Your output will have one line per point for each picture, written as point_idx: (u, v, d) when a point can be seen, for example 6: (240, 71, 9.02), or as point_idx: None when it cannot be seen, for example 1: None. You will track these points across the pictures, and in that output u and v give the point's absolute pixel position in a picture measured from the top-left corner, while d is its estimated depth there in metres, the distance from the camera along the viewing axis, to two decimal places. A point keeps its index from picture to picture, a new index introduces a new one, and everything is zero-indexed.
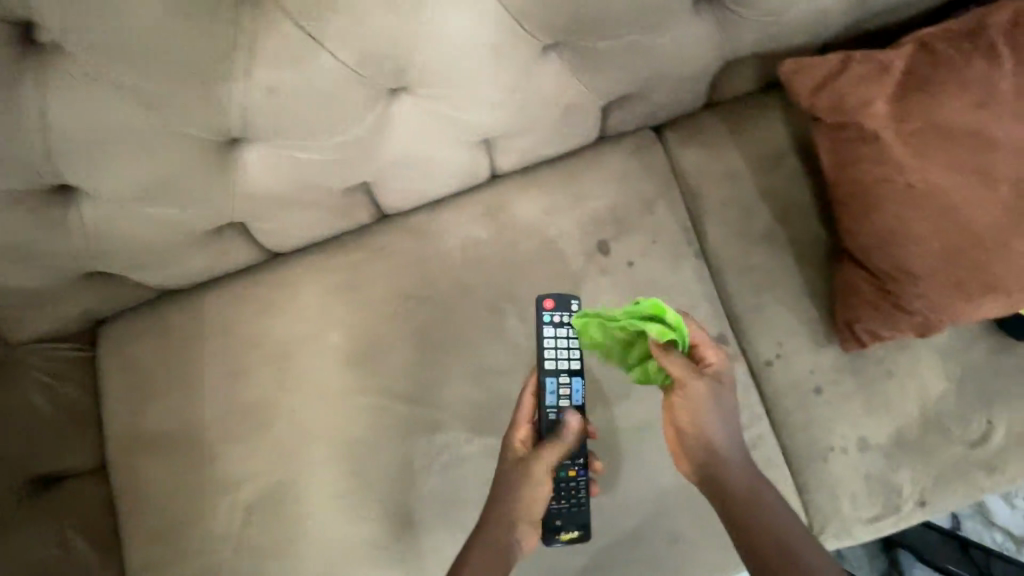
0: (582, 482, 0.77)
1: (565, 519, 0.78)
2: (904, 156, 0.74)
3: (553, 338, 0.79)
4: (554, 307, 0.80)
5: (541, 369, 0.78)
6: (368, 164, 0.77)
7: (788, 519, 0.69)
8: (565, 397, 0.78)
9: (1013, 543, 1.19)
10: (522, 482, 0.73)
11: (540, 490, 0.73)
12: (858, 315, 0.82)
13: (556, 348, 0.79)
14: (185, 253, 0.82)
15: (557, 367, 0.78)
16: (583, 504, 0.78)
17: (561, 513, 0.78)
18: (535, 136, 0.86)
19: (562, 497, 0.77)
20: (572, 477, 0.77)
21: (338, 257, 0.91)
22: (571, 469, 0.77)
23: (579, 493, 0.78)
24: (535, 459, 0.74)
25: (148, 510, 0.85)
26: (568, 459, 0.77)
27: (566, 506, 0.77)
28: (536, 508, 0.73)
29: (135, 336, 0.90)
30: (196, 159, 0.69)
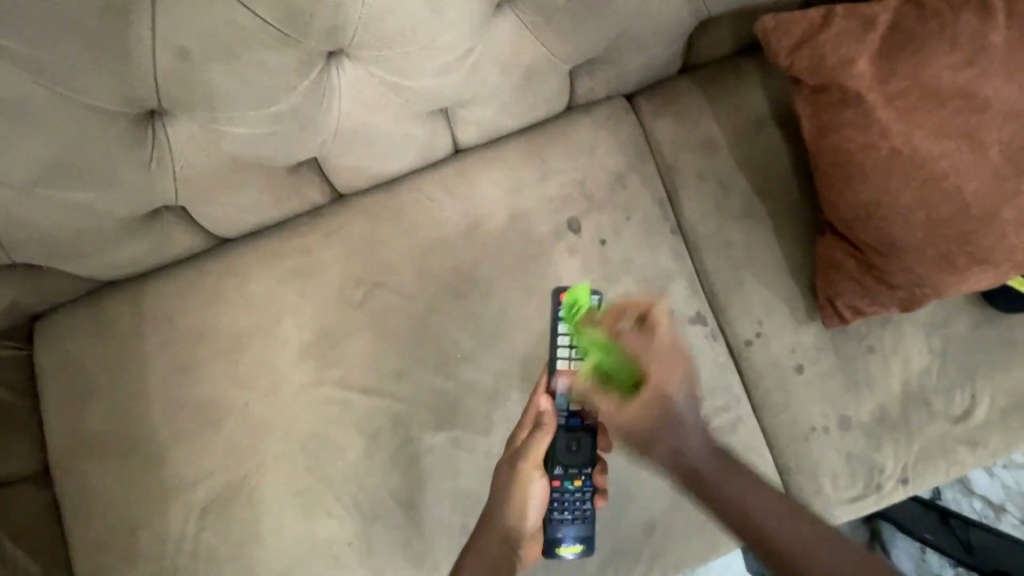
0: (587, 492, 0.73)
1: (569, 532, 0.73)
2: (889, 120, 0.69)
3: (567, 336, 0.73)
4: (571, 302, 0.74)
5: (553, 370, 0.73)
6: (312, 138, 0.71)
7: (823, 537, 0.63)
8: (578, 402, 0.73)
9: (991, 510, 1.18)
10: (512, 483, 0.72)
11: (534, 490, 0.72)
12: (840, 292, 0.78)
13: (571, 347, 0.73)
14: (116, 241, 0.75)
15: (570, 370, 0.73)
16: (588, 517, 0.74)
17: (565, 525, 0.73)
18: (496, 105, 0.80)
19: (565, 507, 0.73)
20: (578, 487, 0.73)
21: (290, 241, 0.85)
22: (577, 478, 0.73)
23: (584, 504, 0.74)
24: (526, 461, 0.71)
25: (94, 515, 0.80)
26: (574, 468, 0.73)
27: (570, 517, 0.73)
28: (531, 511, 0.72)
29: (72, 332, 0.83)
30: (114, 136, 0.62)
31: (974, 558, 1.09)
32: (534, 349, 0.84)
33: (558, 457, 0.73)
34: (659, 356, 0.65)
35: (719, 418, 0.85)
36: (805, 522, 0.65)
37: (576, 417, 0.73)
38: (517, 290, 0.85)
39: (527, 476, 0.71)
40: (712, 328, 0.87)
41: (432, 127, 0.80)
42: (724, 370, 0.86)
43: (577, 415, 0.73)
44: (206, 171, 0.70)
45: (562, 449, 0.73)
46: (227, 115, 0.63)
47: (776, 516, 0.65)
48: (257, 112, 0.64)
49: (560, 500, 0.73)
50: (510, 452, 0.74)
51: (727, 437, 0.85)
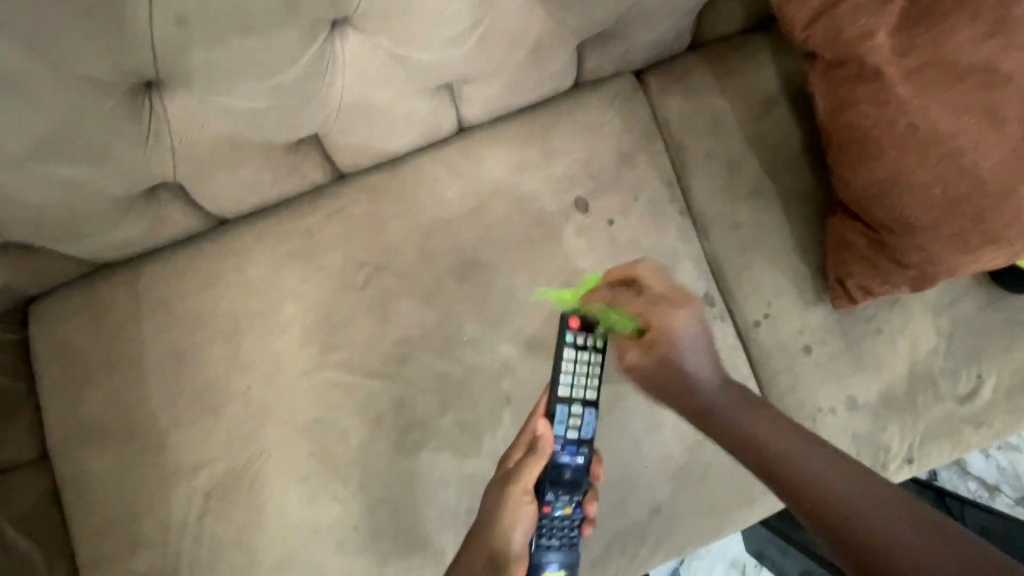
0: (575, 520, 0.72)
1: (556, 560, 0.71)
2: (907, 94, 0.67)
3: (571, 362, 0.71)
4: (579, 328, 0.72)
5: (554, 395, 0.72)
6: (315, 113, 0.69)
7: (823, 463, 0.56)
8: (575, 428, 0.71)
9: (985, 491, 1.20)
10: (502, 505, 0.69)
11: (521, 516, 0.68)
12: (850, 272, 0.79)
13: (574, 374, 0.72)
14: (111, 221, 0.73)
15: (570, 396, 0.71)
16: (575, 545, 0.72)
17: (552, 552, 0.71)
18: (502, 81, 0.78)
19: (552, 535, 0.71)
20: (568, 514, 0.72)
21: (289, 222, 0.83)
22: (567, 506, 0.71)
23: (571, 532, 0.72)
24: (517, 483, 0.69)
25: (95, 502, 0.79)
26: (566, 495, 0.71)
27: (557, 544, 0.71)
28: (516, 538, 0.68)
29: (67, 317, 0.81)
30: (108, 110, 0.60)
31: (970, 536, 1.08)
32: (541, 332, 0.83)
33: (550, 484, 0.71)
34: (664, 299, 0.66)
35: None
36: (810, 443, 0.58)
37: (573, 444, 0.72)
38: (524, 272, 0.84)
39: (518, 501, 0.69)
40: (720, 309, 0.86)
41: (436, 104, 0.77)
42: (733, 352, 0.86)
43: (574, 442, 0.72)
44: (203, 148, 0.68)
45: (554, 475, 0.71)
46: (227, 88, 0.61)
47: (787, 442, 0.58)
48: (258, 85, 0.62)
49: (546, 529, 0.71)
50: (500, 474, 0.72)
51: None
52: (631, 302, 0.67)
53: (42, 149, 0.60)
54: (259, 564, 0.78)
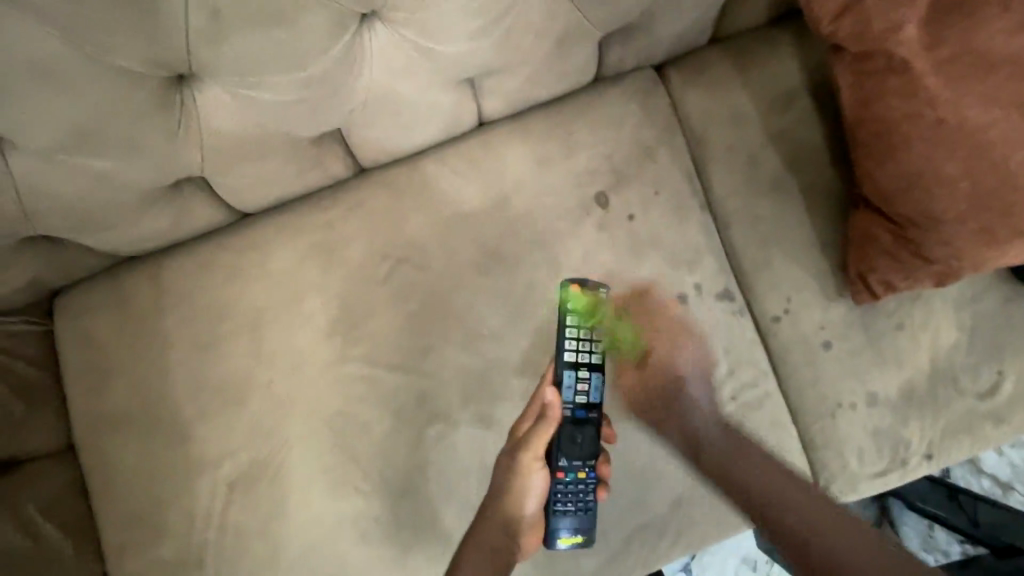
0: (590, 483, 0.75)
1: (571, 524, 0.74)
2: (935, 87, 0.67)
3: (575, 327, 0.75)
4: (579, 295, 0.77)
5: (561, 361, 0.74)
6: (341, 106, 0.69)
7: (778, 482, 0.78)
8: (583, 394, 0.74)
9: (999, 488, 1.19)
10: (513, 475, 0.75)
11: (533, 482, 0.75)
12: (873, 266, 0.78)
13: (579, 339, 0.75)
14: (139, 213, 0.74)
15: (577, 361, 0.74)
16: (590, 508, 0.75)
17: (568, 516, 0.74)
18: (525, 75, 0.78)
19: (568, 499, 0.74)
20: (582, 478, 0.75)
21: (311, 216, 0.84)
22: (581, 470, 0.75)
23: (586, 496, 0.75)
24: (526, 451, 0.74)
25: (121, 492, 0.80)
26: (578, 460, 0.75)
27: (573, 508, 0.74)
28: (528, 502, 0.75)
29: (92, 308, 0.82)
30: (139, 102, 0.60)
31: (980, 530, 1.06)
32: None
33: (562, 449, 0.74)
34: (670, 341, 0.84)
35: (745, 394, 0.85)
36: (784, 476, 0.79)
37: (582, 409, 0.74)
38: (545, 267, 0.84)
39: (528, 469, 0.74)
40: (739, 304, 0.86)
41: (459, 97, 0.78)
42: (753, 346, 0.86)
43: (584, 407, 0.75)
44: (230, 140, 0.68)
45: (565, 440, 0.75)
46: (256, 78, 0.61)
47: (773, 479, 0.79)
48: (288, 77, 0.62)
49: (561, 493, 0.74)
50: (511, 441, 0.77)
51: (753, 413, 0.85)
52: (648, 337, 0.84)
53: (75, 141, 0.61)
54: (282, 555, 0.79)
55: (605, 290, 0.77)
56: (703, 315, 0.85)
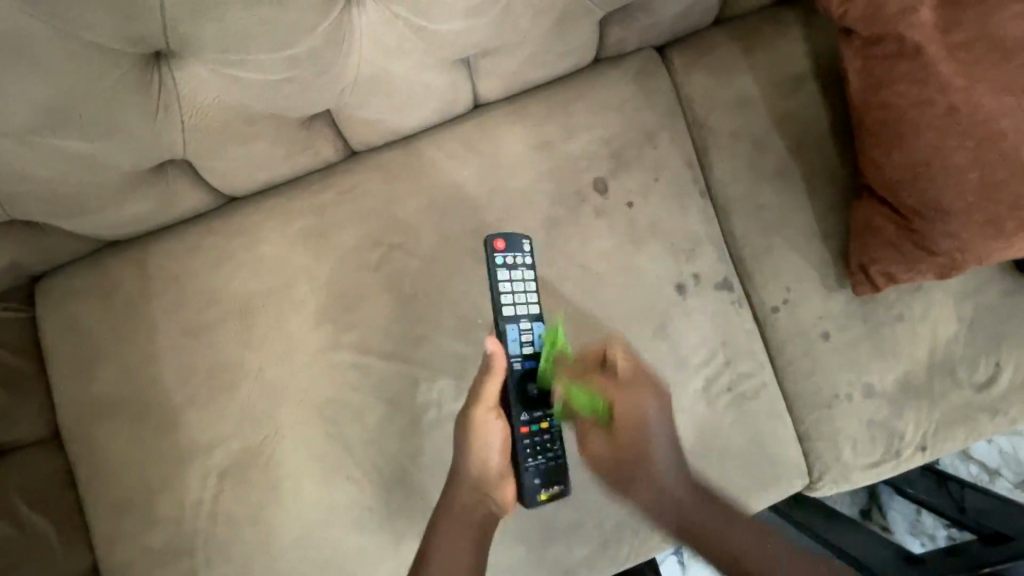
0: (557, 431, 0.73)
1: (544, 475, 0.72)
2: (948, 73, 0.66)
3: (508, 282, 0.73)
4: (506, 248, 0.74)
5: (500, 317, 0.72)
6: (329, 87, 0.66)
7: (746, 537, 0.71)
8: (529, 343, 0.73)
9: (986, 475, 1.20)
10: (469, 438, 0.72)
11: (491, 435, 0.72)
12: (876, 257, 0.77)
13: (513, 289, 0.73)
14: (121, 196, 0.71)
15: (516, 313, 0.72)
16: (559, 456, 0.73)
17: (539, 469, 0.72)
18: (523, 55, 0.75)
19: (540, 453, 0.72)
20: (546, 428, 0.73)
21: (301, 200, 0.81)
22: (544, 418, 0.73)
23: (554, 445, 0.73)
24: (477, 407, 0.72)
25: (110, 480, 0.78)
26: (538, 411, 0.72)
27: (545, 461, 0.72)
28: (491, 457, 0.73)
29: (76, 293, 0.80)
30: (115, 78, 0.57)
31: (964, 516, 1.04)
32: (556, 314, 0.82)
33: (520, 404, 0.72)
34: (628, 380, 0.73)
35: (742, 384, 0.84)
36: (763, 540, 0.72)
37: (532, 359, 0.73)
38: (542, 254, 0.82)
39: (484, 422, 0.72)
40: (739, 294, 0.85)
41: (453, 78, 0.75)
42: (751, 337, 0.85)
43: (532, 357, 0.73)
44: (213, 121, 0.65)
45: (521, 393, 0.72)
46: (239, 55, 0.58)
47: (754, 536, 0.72)
48: (274, 54, 0.59)
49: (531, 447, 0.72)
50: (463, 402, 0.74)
51: (749, 403, 0.84)
52: (601, 382, 0.73)
53: (46, 121, 0.58)
54: (275, 544, 0.78)
55: (530, 241, 0.75)
56: (702, 304, 0.84)
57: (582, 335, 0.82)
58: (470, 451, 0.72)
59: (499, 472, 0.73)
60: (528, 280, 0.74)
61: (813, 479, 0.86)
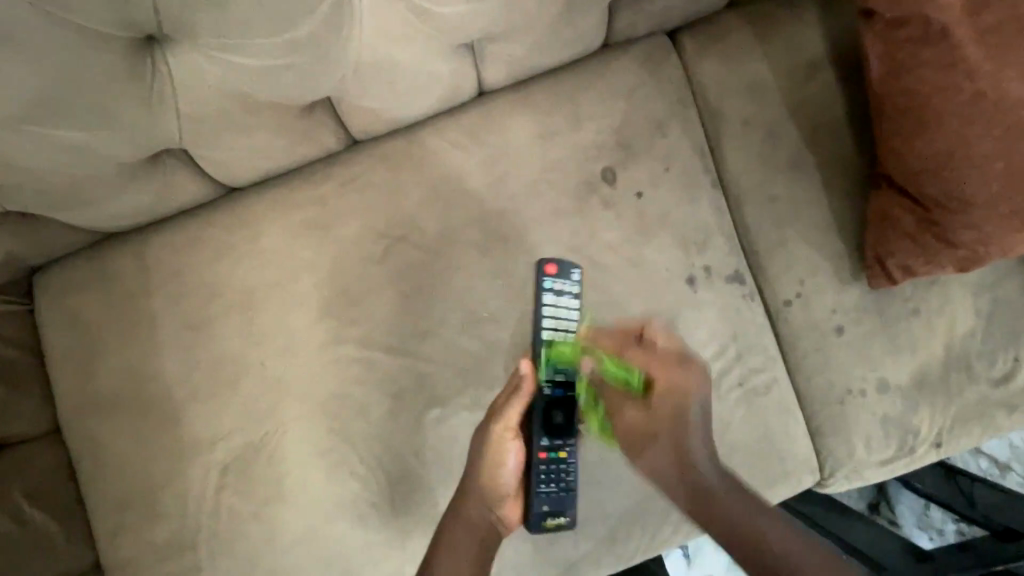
0: (572, 463, 0.74)
1: (552, 504, 0.73)
2: (978, 59, 0.64)
3: (551, 307, 0.77)
4: (556, 274, 0.77)
5: (539, 336, 0.77)
6: (330, 74, 0.64)
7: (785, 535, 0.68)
8: (560, 372, 0.74)
9: (997, 469, 1.18)
10: (485, 447, 0.71)
11: (510, 456, 0.72)
12: (893, 250, 0.75)
13: (556, 315, 0.77)
14: (118, 188, 0.69)
15: (554, 336, 0.77)
16: (571, 488, 0.74)
17: (547, 497, 0.73)
18: (529, 40, 0.73)
19: (552, 481, 0.73)
20: (562, 457, 0.74)
21: (301, 191, 0.79)
22: (563, 449, 0.74)
23: (568, 476, 0.74)
24: (497, 424, 0.71)
25: (111, 475, 0.78)
26: (559, 439, 0.74)
27: (554, 490, 0.73)
28: (502, 475, 0.72)
29: (74, 286, 0.79)
30: (108, 67, 0.55)
31: (975, 510, 1.01)
32: None
33: (543, 430, 0.73)
34: (667, 360, 0.70)
35: (753, 379, 0.82)
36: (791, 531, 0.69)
37: (560, 388, 0.73)
38: (549, 245, 0.80)
39: (500, 440, 0.71)
40: (750, 288, 0.83)
41: (458, 65, 0.73)
42: (762, 331, 0.83)
43: (561, 385, 0.74)
44: (210, 107, 0.63)
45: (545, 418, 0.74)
46: (234, 41, 0.55)
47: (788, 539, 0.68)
48: (269, 40, 0.56)
49: (545, 474, 0.73)
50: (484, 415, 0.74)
51: (760, 399, 0.82)
52: (635, 356, 0.71)
53: (40, 112, 0.56)
54: (277, 540, 0.78)
55: (579, 270, 0.78)
56: (712, 297, 0.82)
57: (590, 329, 0.80)
58: (486, 466, 0.71)
59: (510, 490, 0.73)
60: (572, 308, 0.78)
61: (824, 476, 0.85)
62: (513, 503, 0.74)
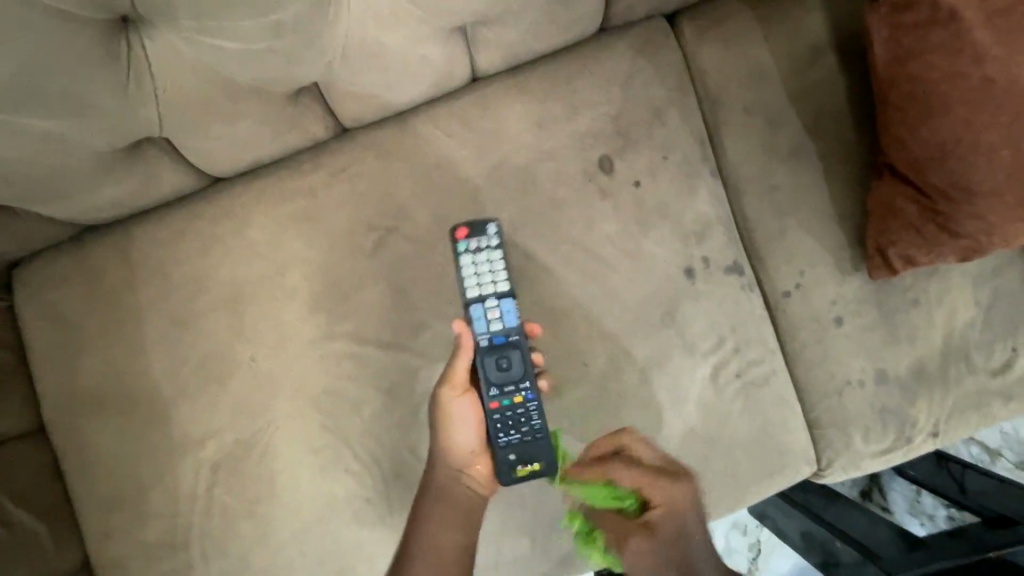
0: (532, 406, 0.66)
1: (519, 451, 0.66)
2: (985, 43, 0.62)
3: (471, 267, 0.69)
4: (469, 235, 0.70)
5: (465, 298, 0.69)
6: (317, 58, 0.61)
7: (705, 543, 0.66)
8: (497, 320, 0.68)
9: (988, 455, 1.18)
10: (437, 411, 0.69)
11: (463, 413, 0.68)
12: (895, 240, 0.74)
13: (477, 274, 0.69)
14: (95, 180, 0.66)
15: (481, 292, 0.69)
16: (537, 431, 0.66)
17: (513, 445, 0.66)
18: (524, 24, 0.70)
19: (512, 428, 0.66)
20: (519, 403, 0.66)
21: (289, 181, 0.77)
22: (517, 393, 0.67)
23: (531, 420, 0.66)
24: (443, 385, 0.69)
25: (99, 474, 0.76)
26: (510, 385, 0.67)
27: (517, 435, 0.66)
28: (460, 433, 0.69)
29: (56, 281, 0.76)
30: (83, 54, 0.52)
31: (967, 498, 1.01)
32: (559, 300, 0.78)
33: (488, 379, 0.66)
34: (662, 473, 0.67)
35: (751, 371, 0.81)
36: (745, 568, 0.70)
37: (500, 335, 0.68)
38: (544, 237, 0.78)
39: (446, 400, 0.68)
40: (749, 279, 0.81)
41: (451, 50, 0.70)
42: (762, 322, 0.81)
43: (502, 333, 0.68)
44: (191, 95, 0.61)
45: (489, 366, 0.67)
46: (214, 23, 0.53)
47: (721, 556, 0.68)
48: (253, 22, 0.54)
49: (501, 421, 0.66)
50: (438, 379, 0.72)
51: (757, 391, 0.81)
52: (625, 478, 0.67)
53: (2, 100, 0.52)
54: (270, 537, 0.76)
55: (496, 224, 0.71)
56: (711, 289, 0.80)
57: (586, 321, 0.78)
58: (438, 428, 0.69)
59: (472, 447, 0.69)
60: (495, 261, 0.70)
61: (821, 467, 0.84)
62: (483, 458, 0.70)
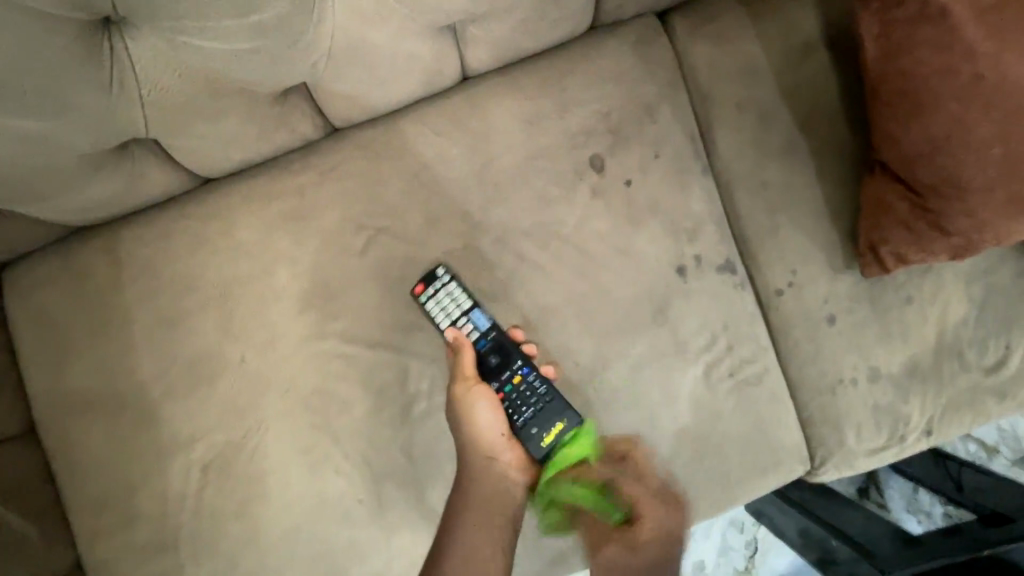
0: (532, 377, 0.72)
1: (541, 419, 0.71)
2: (976, 39, 0.62)
3: (438, 308, 0.74)
4: (425, 288, 0.74)
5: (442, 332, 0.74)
6: (301, 57, 0.61)
7: None
8: (472, 329, 0.73)
9: (985, 452, 1.18)
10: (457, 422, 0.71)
11: (485, 415, 0.70)
12: (886, 238, 0.73)
13: (444, 308, 0.74)
14: (80, 180, 0.66)
15: (451, 319, 0.73)
16: (549, 395, 0.71)
17: (533, 417, 0.71)
18: (513, 21, 0.70)
19: (523, 405, 0.71)
20: (521, 381, 0.72)
21: (279, 181, 0.77)
22: (514, 374, 0.72)
23: (537, 390, 0.72)
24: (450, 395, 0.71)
25: (89, 475, 0.76)
26: (506, 371, 0.72)
27: (533, 408, 0.71)
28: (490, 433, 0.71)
29: (45, 282, 0.76)
30: (63, 55, 0.52)
31: (964, 496, 1.00)
32: (551, 299, 0.78)
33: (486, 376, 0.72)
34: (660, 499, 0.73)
35: (743, 369, 0.81)
36: None
37: (479, 339, 0.73)
38: (535, 236, 0.78)
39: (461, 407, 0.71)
40: (742, 277, 0.81)
41: (438, 48, 0.70)
42: (754, 321, 0.81)
43: (481, 337, 0.73)
44: (176, 95, 0.60)
45: (483, 364, 0.73)
46: (195, 23, 0.52)
47: None
48: (234, 21, 0.53)
49: (511, 404, 0.72)
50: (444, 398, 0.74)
51: (751, 389, 0.81)
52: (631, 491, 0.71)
53: None
54: (261, 537, 0.76)
55: (444, 265, 0.75)
56: (703, 287, 0.80)
57: (578, 319, 0.78)
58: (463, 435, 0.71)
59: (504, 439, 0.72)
60: (454, 291, 0.74)
61: (814, 465, 0.84)
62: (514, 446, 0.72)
